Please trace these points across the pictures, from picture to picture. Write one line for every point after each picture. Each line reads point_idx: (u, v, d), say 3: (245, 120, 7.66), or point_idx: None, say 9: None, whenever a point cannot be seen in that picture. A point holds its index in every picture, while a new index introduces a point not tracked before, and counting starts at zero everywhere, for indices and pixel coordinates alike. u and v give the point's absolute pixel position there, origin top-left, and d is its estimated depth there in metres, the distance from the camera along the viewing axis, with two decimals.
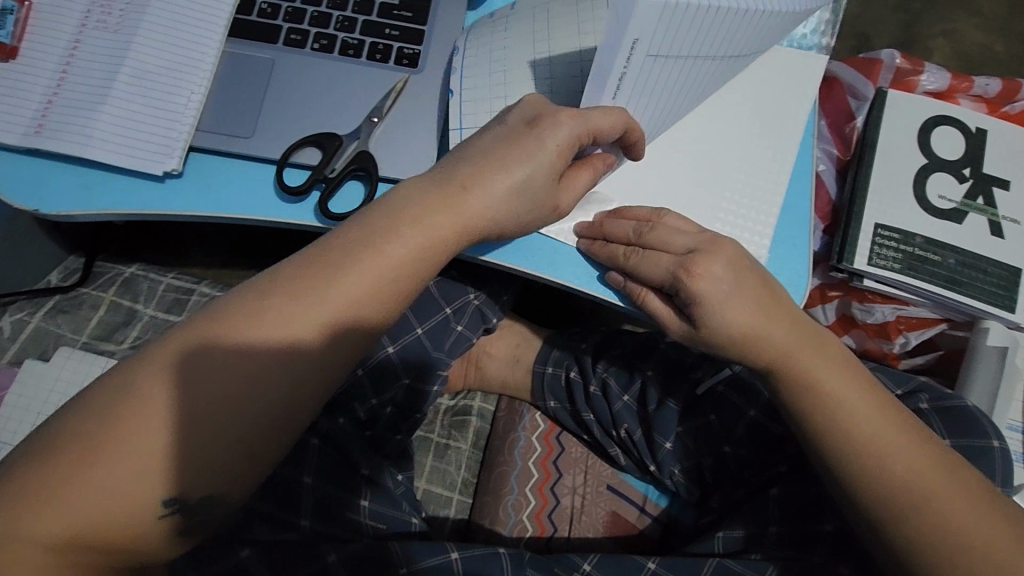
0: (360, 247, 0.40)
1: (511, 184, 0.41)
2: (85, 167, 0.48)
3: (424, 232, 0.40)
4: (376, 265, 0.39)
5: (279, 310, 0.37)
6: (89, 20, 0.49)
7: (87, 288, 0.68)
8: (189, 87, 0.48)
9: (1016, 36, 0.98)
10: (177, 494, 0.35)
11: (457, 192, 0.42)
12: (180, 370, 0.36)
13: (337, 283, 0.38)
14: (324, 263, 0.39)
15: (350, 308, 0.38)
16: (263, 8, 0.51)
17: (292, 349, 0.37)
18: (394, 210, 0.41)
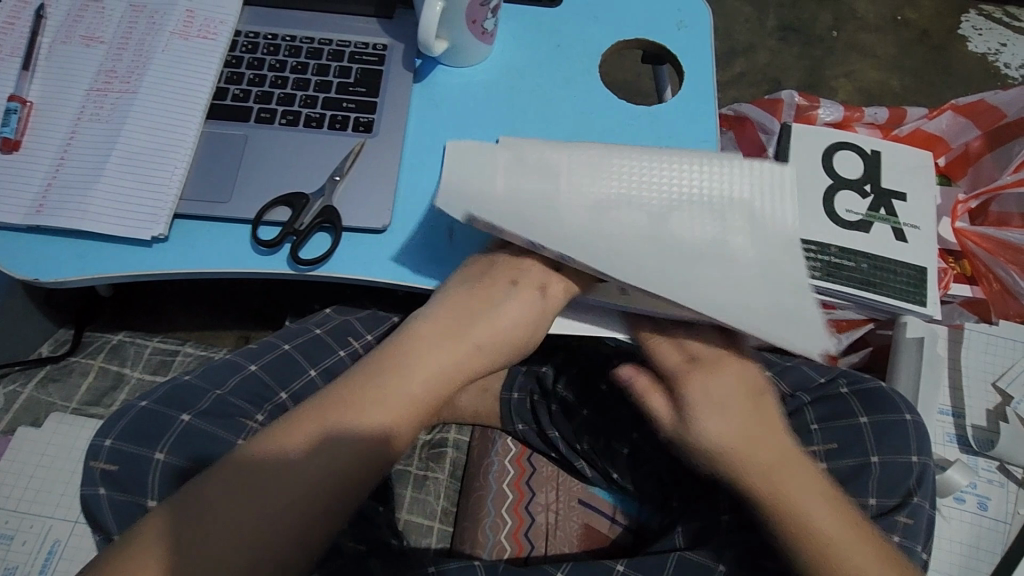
0: (392, 358, 0.45)
1: (513, 306, 0.48)
2: (80, 239, 0.54)
3: (432, 360, 0.45)
4: (416, 373, 0.44)
5: (345, 425, 0.41)
6: (83, 114, 0.57)
7: (77, 356, 0.73)
8: (173, 163, 0.56)
9: (907, 70, 1.12)
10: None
11: (454, 324, 0.47)
12: (230, 495, 0.38)
13: (382, 397, 0.43)
14: (379, 385, 0.43)
15: (379, 435, 0.42)
16: (236, 93, 0.59)
17: (315, 465, 0.40)
18: (415, 336, 0.46)
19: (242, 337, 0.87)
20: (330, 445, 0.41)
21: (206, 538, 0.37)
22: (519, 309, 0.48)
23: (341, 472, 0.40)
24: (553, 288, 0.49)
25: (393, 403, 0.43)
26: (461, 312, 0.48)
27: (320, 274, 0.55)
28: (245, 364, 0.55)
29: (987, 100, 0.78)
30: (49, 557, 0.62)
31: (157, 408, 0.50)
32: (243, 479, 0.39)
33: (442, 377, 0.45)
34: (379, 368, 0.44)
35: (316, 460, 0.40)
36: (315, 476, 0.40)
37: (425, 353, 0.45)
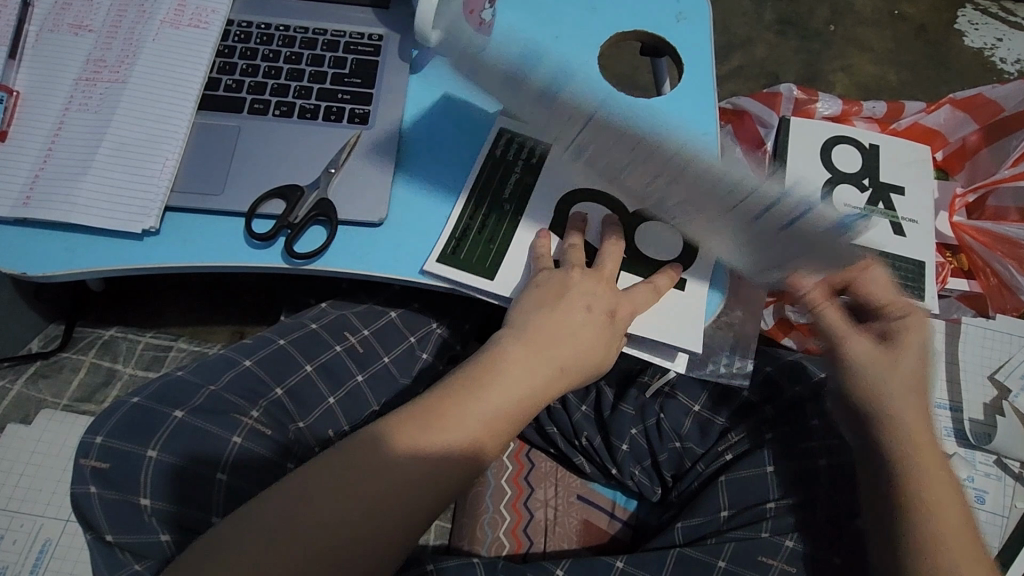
0: (492, 368, 0.47)
1: (584, 331, 0.50)
2: (70, 232, 0.53)
3: (526, 375, 0.47)
4: (500, 390, 0.46)
5: (412, 446, 0.42)
6: (72, 104, 0.56)
7: (67, 352, 0.72)
8: (165, 155, 0.54)
9: (904, 65, 1.11)
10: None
11: (541, 340, 0.49)
12: (306, 511, 0.39)
13: (463, 413, 0.44)
14: (456, 404, 0.45)
15: (454, 462, 0.43)
16: (229, 84, 0.58)
17: (404, 479, 0.41)
18: (505, 357, 0.48)
19: (236, 333, 0.86)
20: (398, 467, 0.42)
21: (277, 554, 0.38)
22: (591, 334, 0.50)
23: (415, 495, 0.41)
24: (624, 312, 0.51)
25: (468, 427, 0.44)
26: (554, 327, 0.50)
27: (315, 268, 0.54)
28: (240, 359, 0.54)
29: (985, 94, 0.79)
30: (40, 556, 0.61)
31: (148, 405, 0.49)
32: (335, 484, 0.40)
33: (518, 399, 0.46)
34: (464, 387, 0.46)
35: (397, 470, 0.41)
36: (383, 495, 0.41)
37: (511, 373, 0.47)
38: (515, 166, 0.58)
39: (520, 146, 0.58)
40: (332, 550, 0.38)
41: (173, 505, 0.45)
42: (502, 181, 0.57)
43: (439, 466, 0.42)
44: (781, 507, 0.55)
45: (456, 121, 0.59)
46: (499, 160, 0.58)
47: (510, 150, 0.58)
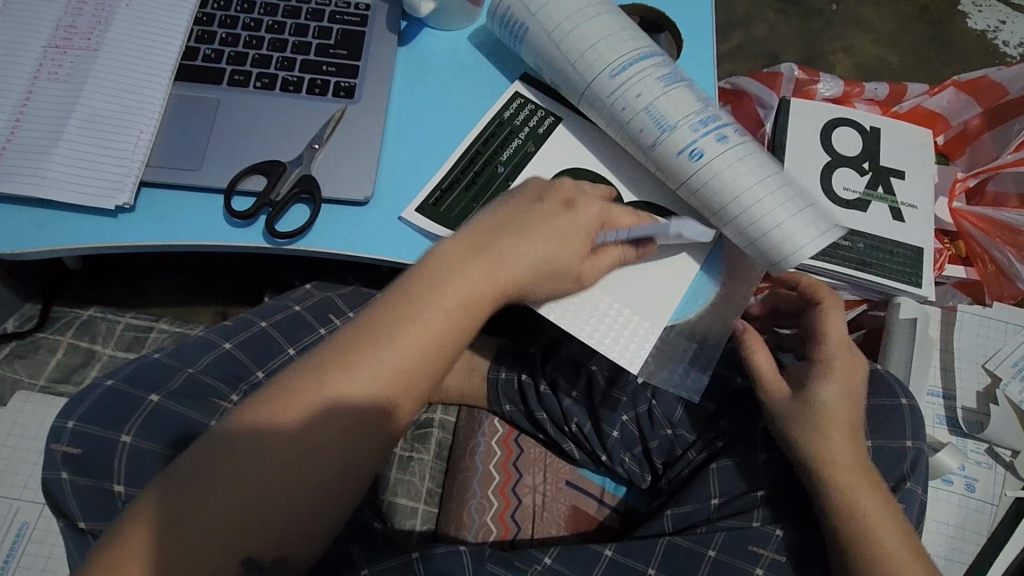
0: (427, 282, 0.42)
1: (538, 242, 0.46)
2: (39, 207, 0.50)
3: (468, 285, 0.43)
4: (436, 305, 0.41)
5: (350, 371, 0.39)
6: (41, 72, 0.53)
7: (44, 332, 0.69)
8: (139, 128, 0.52)
9: (906, 46, 1.09)
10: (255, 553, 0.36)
11: (483, 248, 0.45)
12: (227, 465, 0.37)
13: (393, 337, 0.40)
14: (399, 317, 0.41)
15: (399, 379, 0.40)
16: (207, 54, 0.55)
17: (333, 419, 0.38)
18: (454, 263, 0.43)
19: (219, 313, 0.84)
20: (338, 397, 0.38)
21: (219, 497, 0.36)
22: (546, 241, 0.46)
23: (344, 430, 0.38)
24: (581, 201, 0.48)
25: (415, 339, 0.40)
26: (499, 238, 0.45)
27: (297, 248, 0.52)
28: (219, 342, 0.52)
29: (990, 77, 0.77)
30: (17, 540, 0.60)
31: (123, 388, 0.47)
32: (257, 433, 0.37)
33: (468, 305, 0.42)
34: (407, 301, 0.41)
35: (322, 412, 0.38)
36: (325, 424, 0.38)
37: (454, 281, 0.42)
38: (518, 132, 0.56)
39: (533, 111, 0.57)
40: (261, 504, 0.36)
41: None
42: (500, 145, 0.55)
43: (372, 398, 0.39)
44: (772, 495, 0.53)
45: (452, 92, 0.57)
46: (504, 123, 0.56)
47: (520, 112, 0.56)
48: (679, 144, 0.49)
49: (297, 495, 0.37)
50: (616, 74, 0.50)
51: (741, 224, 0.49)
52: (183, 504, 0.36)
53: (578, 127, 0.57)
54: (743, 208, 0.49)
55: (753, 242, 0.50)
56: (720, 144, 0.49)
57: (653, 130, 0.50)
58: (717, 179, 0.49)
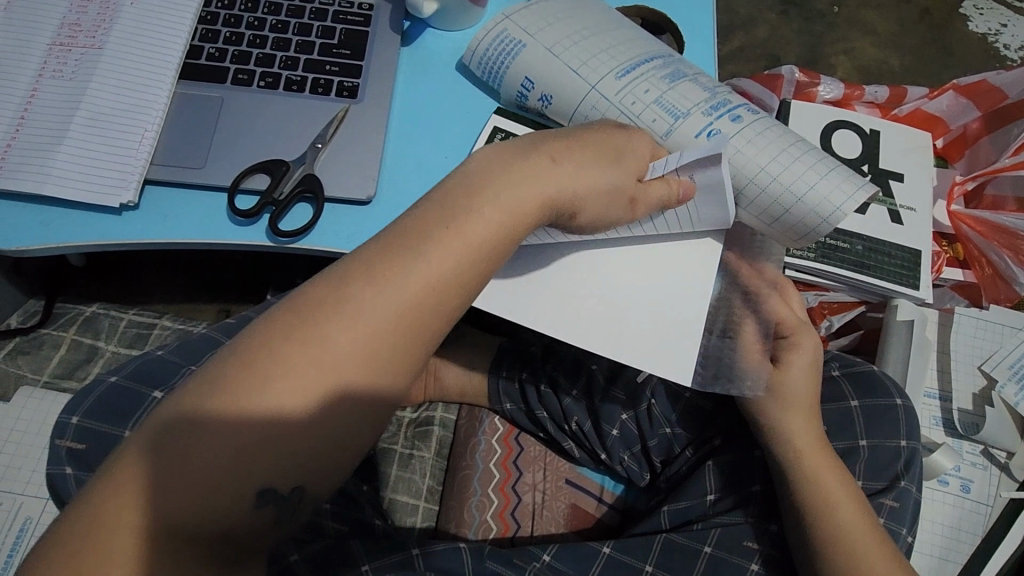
0: (454, 206, 0.41)
1: (571, 172, 0.45)
2: (43, 205, 0.51)
3: (498, 210, 0.41)
4: (466, 228, 0.40)
5: (363, 296, 0.37)
6: (46, 70, 0.53)
7: (48, 328, 0.70)
8: (143, 125, 0.52)
9: (907, 50, 1.09)
10: (273, 483, 0.35)
11: (509, 176, 0.43)
12: (247, 387, 0.35)
13: (420, 256, 0.38)
14: (414, 241, 0.39)
15: (416, 303, 0.38)
16: (212, 53, 0.56)
17: (356, 339, 0.36)
18: (469, 190, 0.42)
19: (222, 311, 0.84)
20: (359, 321, 0.36)
21: (228, 431, 0.34)
22: (578, 175, 0.45)
23: (372, 348, 0.36)
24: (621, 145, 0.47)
25: (432, 262, 0.38)
26: (527, 166, 0.44)
27: (300, 247, 0.52)
28: (223, 339, 0.52)
29: (989, 82, 0.78)
30: (20, 535, 0.60)
31: (127, 384, 0.47)
32: (278, 351, 0.35)
33: (494, 234, 0.41)
34: (434, 222, 0.40)
35: (347, 331, 0.36)
36: (337, 352, 0.36)
37: (483, 207, 0.41)
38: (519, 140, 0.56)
39: (534, 122, 0.57)
40: (283, 428, 0.35)
41: None
42: None
43: (401, 314, 0.37)
44: (767, 492, 0.54)
45: (454, 95, 0.57)
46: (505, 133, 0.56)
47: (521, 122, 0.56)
48: (695, 128, 0.50)
49: (319, 420, 0.35)
50: (622, 75, 0.52)
51: (767, 201, 0.49)
52: (191, 434, 0.34)
53: None
54: (769, 181, 0.49)
55: (777, 218, 0.49)
56: (735, 124, 0.50)
57: (666, 119, 0.51)
58: (739, 155, 0.49)
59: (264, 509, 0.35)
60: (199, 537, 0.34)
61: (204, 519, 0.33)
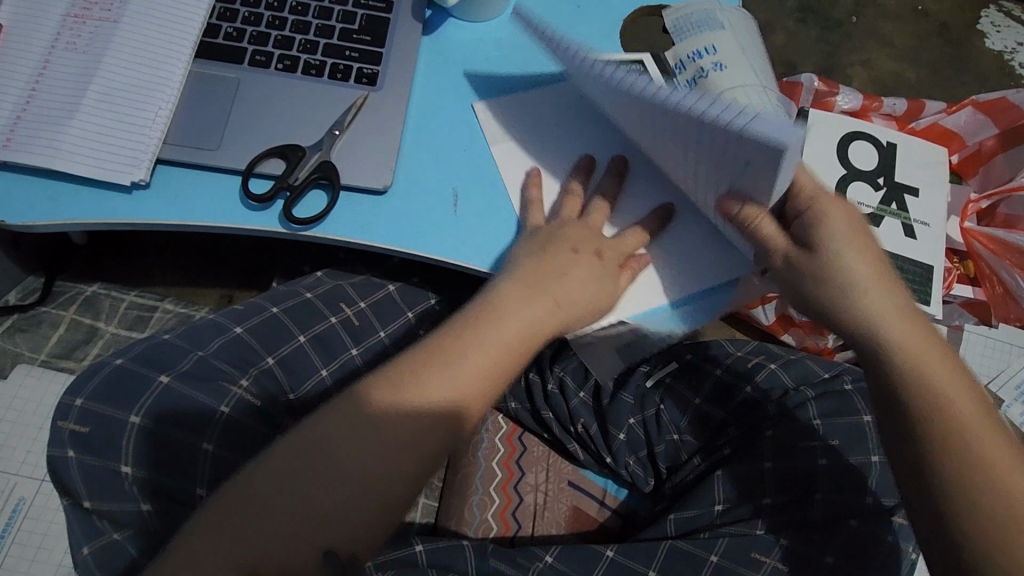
0: (415, 367, 0.41)
1: (508, 326, 0.44)
2: (52, 180, 0.49)
3: (472, 370, 0.41)
4: (441, 385, 0.40)
5: (336, 421, 0.39)
6: (59, 42, 0.52)
7: (46, 306, 0.69)
8: (157, 103, 0.51)
9: (924, 63, 1.09)
10: (337, 542, 0.37)
11: (442, 347, 0.42)
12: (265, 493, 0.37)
13: (398, 416, 0.39)
14: (429, 375, 0.41)
15: (421, 424, 0.40)
16: (229, 32, 0.54)
17: (364, 435, 0.39)
18: (489, 311, 0.44)
19: (224, 295, 0.83)
20: (353, 434, 0.39)
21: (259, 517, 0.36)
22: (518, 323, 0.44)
23: (389, 439, 0.39)
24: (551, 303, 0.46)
25: (462, 382, 0.41)
26: (461, 333, 0.43)
27: (313, 235, 0.51)
28: (231, 326, 0.52)
29: (1009, 98, 0.77)
30: (13, 516, 0.59)
31: (133, 367, 0.46)
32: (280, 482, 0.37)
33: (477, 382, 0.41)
34: (395, 386, 0.40)
35: (348, 435, 0.39)
36: (339, 476, 0.38)
37: (449, 377, 0.41)
38: None
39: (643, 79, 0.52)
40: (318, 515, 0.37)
41: (155, 474, 0.43)
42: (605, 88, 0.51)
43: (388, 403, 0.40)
44: (778, 504, 0.53)
45: (474, 84, 0.56)
46: (614, 74, 0.52)
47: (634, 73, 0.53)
48: None
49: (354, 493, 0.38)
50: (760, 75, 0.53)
51: None
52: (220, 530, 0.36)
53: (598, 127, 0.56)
54: None
55: None
56: None
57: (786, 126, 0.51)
58: None
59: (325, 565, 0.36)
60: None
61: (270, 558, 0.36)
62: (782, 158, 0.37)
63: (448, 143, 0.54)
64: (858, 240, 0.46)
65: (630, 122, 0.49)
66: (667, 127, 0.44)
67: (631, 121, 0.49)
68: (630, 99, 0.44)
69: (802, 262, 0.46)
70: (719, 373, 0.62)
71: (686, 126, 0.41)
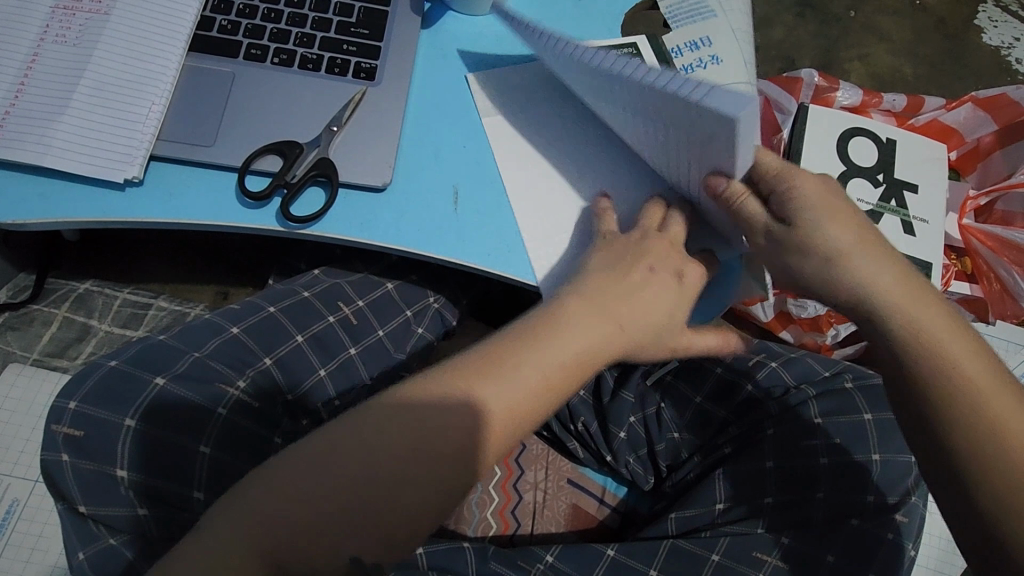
0: (478, 377, 0.39)
1: (572, 339, 0.41)
2: (43, 177, 0.48)
3: (530, 386, 0.40)
4: (500, 398, 0.39)
5: (390, 424, 0.38)
6: (48, 35, 0.51)
7: (39, 304, 0.68)
8: (151, 98, 0.50)
9: (922, 58, 1.09)
10: (362, 553, 0.36)
11: (506, 361, 0.40)
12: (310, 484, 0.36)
13: (452, 425, 0.38)
14: (476, 394, 0.39)
15: (470, 440, 0.38)
16: (224, 25, 0.53)
17: (419, 452, 0.38)
18: (552, 329, 0.41)
19: (219, 292, 0.82)
20: (403, 439, 0.38)
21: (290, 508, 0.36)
22: (582, 337, 0.42)
23: (437, 454, 0.38)
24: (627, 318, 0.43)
25: (509, 401, 0.39)
26: (525, 341, 0.41)
27: (311, 234, 0.50)
28: (227, 326, 0.51)
29: (1010, 95, 0.77)
30: (6, 516, 0.58)
31: (128, 369, 0.45)
32: (327, 478, 0.37)
33: (534, 398, 0.40)
34: (452, 393, 0.39)
35: (402, 442, 0.38)
36: (382, 482, 0.37)
37: (506, 390, 0.39)
38: None
39: None
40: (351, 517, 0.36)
41: (154, 478, 0.42)
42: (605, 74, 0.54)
43: (444, 414, 0.38)
44: (779, 504, 0.53)
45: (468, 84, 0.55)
46: None
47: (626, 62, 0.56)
48: None
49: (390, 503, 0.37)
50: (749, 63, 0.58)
51: None
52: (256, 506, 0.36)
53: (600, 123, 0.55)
54: None
55: None
56: None
57: None
58: None
59: (348, 572, 0.36)
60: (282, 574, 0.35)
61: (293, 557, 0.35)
62: (738, 132, 0.36)
63: (448, 140, 0.53)
64: (835, 214, 0.45)
65: (608, 106, 0.47)
66: (637, 103, 0.42)
67: (605, 103, 0.47)
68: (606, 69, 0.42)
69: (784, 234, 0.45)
70: (720, 370, 0.62)
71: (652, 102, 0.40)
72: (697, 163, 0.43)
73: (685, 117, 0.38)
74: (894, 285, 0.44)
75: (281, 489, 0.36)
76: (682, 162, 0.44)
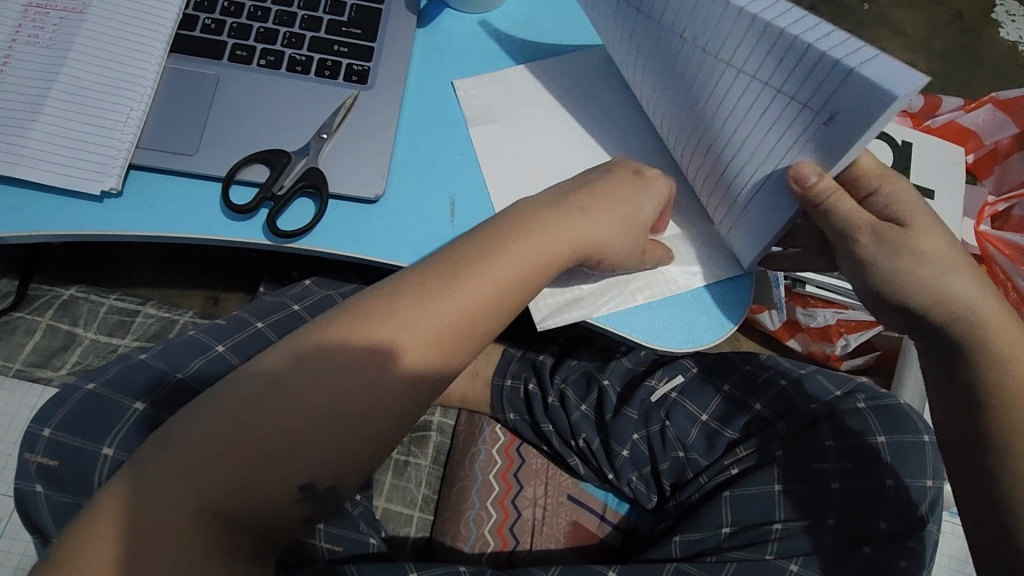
0: (413, 286, 0.37)
1: (523, 246, 0.40)
2: (16, 187, 0.46)
3: (483, 290, 0.38)
4: (445, 304, 0.37)
5: (317, 347, 0.35)
6: (19, 35, 0.48)
7: (21, 312, 0.66)
8: (129, 104, 0.47)
9: (936, 54, 1.05)
10: (310, 480, 0.33)
11: (446, 273, 0.38)
12: (229, 416, 0.33)
13: (390, 332, 0.36)
14: (415, 299, 0.37)
15: (416, 345, 0.36)
16: (207, 24, 0.50)
17: (355, 366, 0.35)
18: (486, 244, 0.40)
19: (209, 298, 0.79)
20: (335, 360, 0.35)
21: (210, 446, 0.32)
22: (530, 247, 0.40)
23: (375, 368, 0.35)
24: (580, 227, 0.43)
25: (445, 308, 0.37)
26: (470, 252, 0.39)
27: (299, 248, 0.47)
28: (212, 344, 0.48)
29: None
30: None
31: (105, 393, 0.43)
32: (247, 408, 0.33)
33: (482, 305, 0.38)
34: (387, 303, 0.37)
35: (332, 360, 0.35)
36: (314, 402, 0.34)
37: (456, 292, 0.37)
38: None
39: None
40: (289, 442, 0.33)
41: None
42: None
43: (381, 323, 0.36)
44: (789, 529, 0.51)
45: (455, 87, 0.52)
46: None
47: None
48: None
49: (329, 424, 0.34)
50: None
51: None
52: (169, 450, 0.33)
53: (605, 131, 0.53)
54: None
55: None
56: None
57: None
58: None
59: (302, 502, 0.34)
60: (229, 527, 0.32)
61: (234, 503, 0.32)
62: (884, 114, 0.36)
63: (444, 148, 0.51)
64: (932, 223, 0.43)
65: (696, 85, 0.45)
66: (761, 69, 0.41)
67: (685, 83, 0.46)
68: (739, 26, 0.41)
69: (888, 233, 0.42)
70: (726, 388, 0.61)
71: (798, 65, 0.39)
72: (789, 150, 0.42)
73: (829, 84, 0.38)
74: (984, 305, 0.42)
75: (195, 428, 0.33)
76: (768, 149, 0.43)
